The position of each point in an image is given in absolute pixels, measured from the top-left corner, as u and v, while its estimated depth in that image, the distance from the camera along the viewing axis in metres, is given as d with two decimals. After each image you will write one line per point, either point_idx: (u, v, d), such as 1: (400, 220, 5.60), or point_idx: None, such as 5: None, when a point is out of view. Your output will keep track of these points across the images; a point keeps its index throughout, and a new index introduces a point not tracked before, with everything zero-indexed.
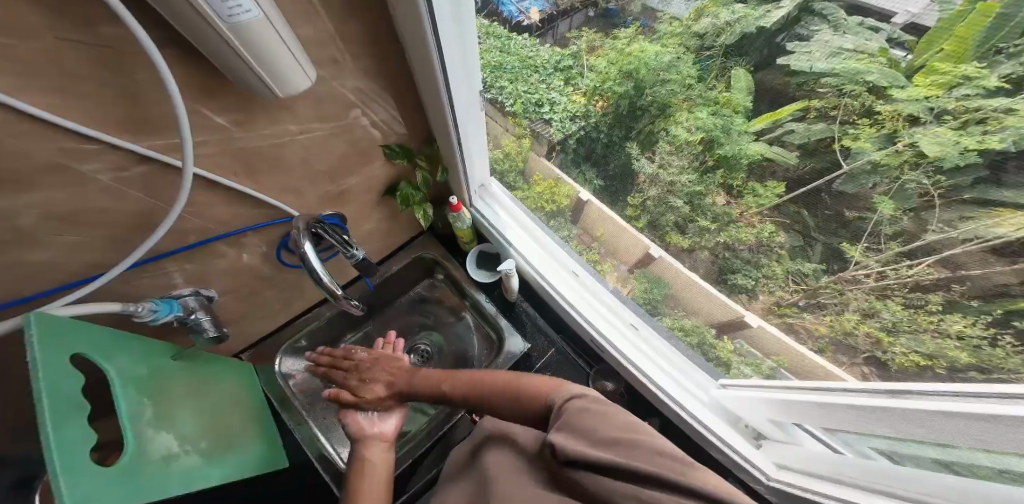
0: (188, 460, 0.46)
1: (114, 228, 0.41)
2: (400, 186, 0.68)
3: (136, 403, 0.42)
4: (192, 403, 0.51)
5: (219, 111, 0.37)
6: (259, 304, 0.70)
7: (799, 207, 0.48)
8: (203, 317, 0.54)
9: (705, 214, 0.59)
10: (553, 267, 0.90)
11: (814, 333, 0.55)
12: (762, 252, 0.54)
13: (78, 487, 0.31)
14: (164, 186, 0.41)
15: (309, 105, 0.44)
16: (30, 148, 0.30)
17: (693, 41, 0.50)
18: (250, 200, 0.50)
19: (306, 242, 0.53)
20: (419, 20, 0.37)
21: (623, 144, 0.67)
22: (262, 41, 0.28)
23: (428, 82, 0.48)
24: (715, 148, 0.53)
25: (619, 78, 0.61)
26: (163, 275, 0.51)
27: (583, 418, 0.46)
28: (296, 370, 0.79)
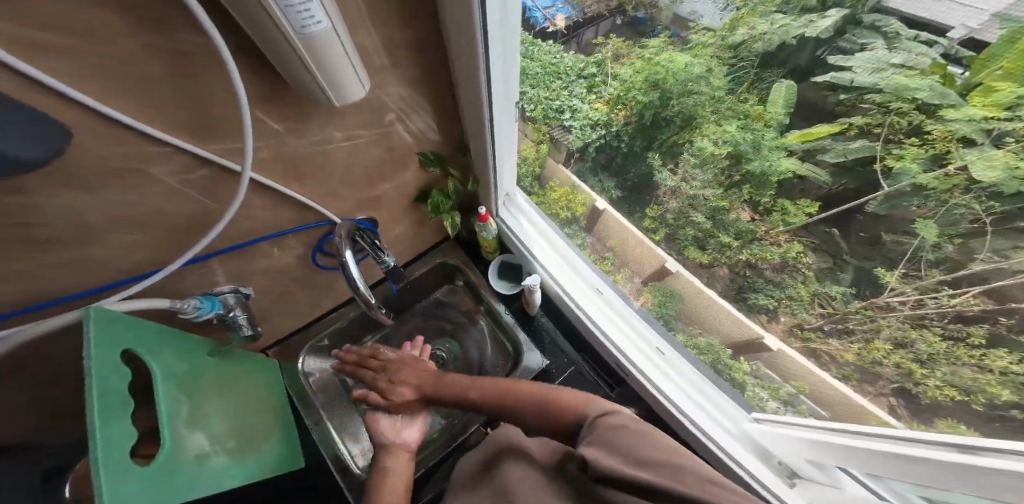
0: (217, 461, 0.46)
1: (169, 227, 0.42)
2: (431, 194, 0.68)
3: (174, 398, 0.43)
4: (222, 400, 0.51)
5: (274, 117, 0.38)
6: (291, 302, 0.72)
7: (830, 228, 0.58)
8: (240, 314, 0.55)
9: (729, 231, 0.68)
10: (575, 282, 0.87)
11: (839, 358, 0.59)
12: (790, 272, 0.63)
13: (117, 484, 0.31)
14: (220, 189, 0.42)
15: (355, 112, 0.44)
16: (103, 150, 0.31)
17: (724, 51, 0.61)
18: (293, 203, 0.51)
19: (346, 250, 0.54)
20: (472, 34, 0.37)
21: (644, 154, 0.75)
22: (329, 51, 0.28)
23: (468, 93, 0.48)
24: (743, 165, 0.63)
25: (638, 89, 0.69)
26: (207, 272, 0.52)
27: (619, 436, 0.45)
28: (318, 369, 0.80)
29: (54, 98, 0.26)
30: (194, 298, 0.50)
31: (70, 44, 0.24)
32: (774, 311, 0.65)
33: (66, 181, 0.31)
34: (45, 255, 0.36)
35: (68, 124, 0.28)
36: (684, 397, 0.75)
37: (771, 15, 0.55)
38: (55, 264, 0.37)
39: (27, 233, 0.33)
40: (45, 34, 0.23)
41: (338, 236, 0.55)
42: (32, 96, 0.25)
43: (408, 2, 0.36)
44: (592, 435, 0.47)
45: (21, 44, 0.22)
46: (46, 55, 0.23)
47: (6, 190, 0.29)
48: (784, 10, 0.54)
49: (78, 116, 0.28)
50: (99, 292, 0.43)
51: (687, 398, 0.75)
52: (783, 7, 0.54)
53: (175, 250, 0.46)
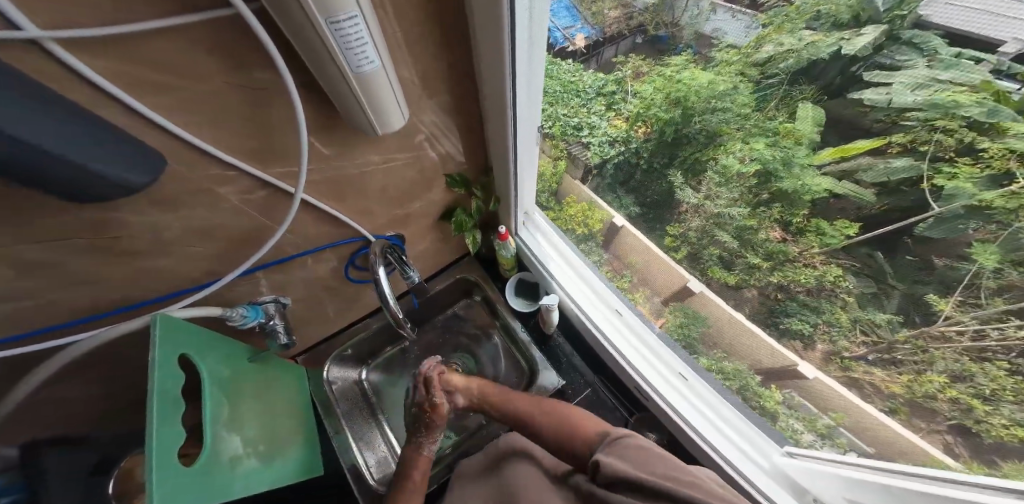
0: (248, 464, 0.48)
1: (226, 242, 0.47)
2: (455, 212, 0.70)
3: (217, 403, 0.46)
4: (255, 403, 0.54)
5: (324, 142, 0.42)
6: (322, 312, 0.75)
7: (874, 250, 0.55)
8: (278, 323, 0.59)
9: (758, 251, 0.66)
10: (593, 301, 0.87)
11: (884, 389, 0.54)
12: (828, 297, 0.60)
13: (166, 487, 0.34)
14: (275, 208, 0.46)
15: (392, 137, 0.48)
16: (181, 171, 0.35)
17: (751, 69, 0.59)
18: (334, 219, 0.55)
19: (379, 267, 0.57)
20: (501, 62, 0.39)
21: (665, 171, 0.74)
22: (378, 86, 0.31)
23: (495, 117, 0.50)
24: (773, 182, 0.62)
25: (664, 107, 0.70)
26: (252, 282, 0.56)
27: (639, 452, 0.49)
28: (340, 377, 0.82)
29: (152, 128, 0.30)
30: (240, 306, 0.54)
31: (170, 82, 0.28)
32: (811, 339, 0.62)
33: (152, 200, 0.36)
34: (126, 262, 0.41)
35: (159, 149, 0.32)
36: (703, 420, 0.73)
37: (799, 31, 0.53)
38: (129, 269, 0.42)
39: (115, 243, 0.38)
40: (151, 73, 0.27)
41: (373, 253, 0.58)
42: (133, 124, 0.29)
43: (447, 36, 0.39)
44: (612, 445, 0.51)
45: (128, 80, 0.27)
46: (150, 92, 0.28)
47: (107, 205, 0.34)
48: (814, 26, 0.52)
49: (166, 142, 0.32)
50: (165, 299, 0.48)
51: (700, 414, 0.74)
52: (813, 23, 0.52)
53: (230, 263, 0.50)
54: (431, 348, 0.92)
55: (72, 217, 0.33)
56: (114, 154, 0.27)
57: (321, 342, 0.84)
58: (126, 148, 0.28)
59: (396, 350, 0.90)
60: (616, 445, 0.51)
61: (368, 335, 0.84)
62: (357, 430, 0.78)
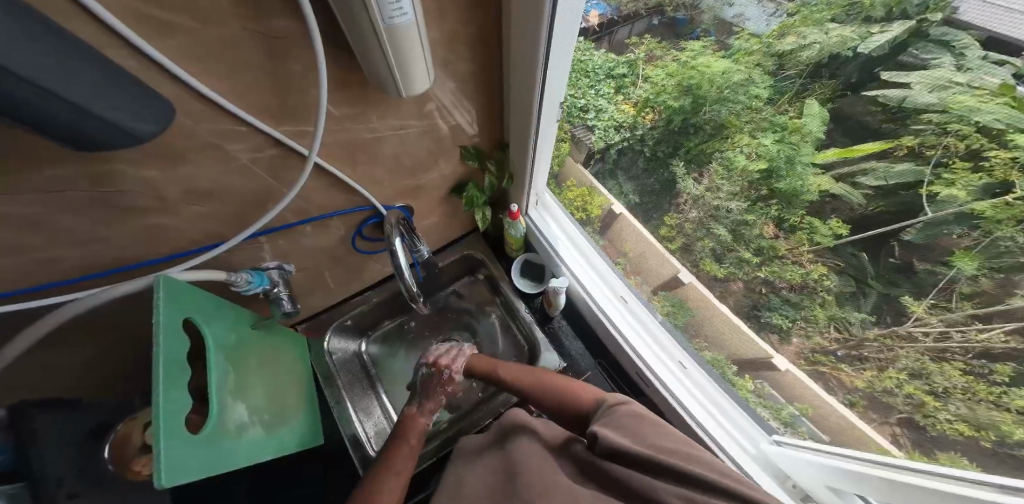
0: (253, 432, 0.48)
1: (232, 203, 0.45)
2: (466, 187, 0.69)
3: (223, 369, 0.45)
4: (261, 374, 0.54)
5: (341, 103, 0.39)
6: (324, 281, 0.74)
7: (858, 250, 0.53)
8: (282, 290, 0.58)
9: (749, 246, 0.64)
10: (601, 288, 0.86)
11: (848, 384, 0.59)
12: (805, 294, 0.60)
13: (171, 455, 0.33)
14: (285, 171, 0.44)
15: (409, 102, 0.45)
16: (191, 123, 0.33)
17: (770, 60, 0.53)
18: (344, 187, 0.53)
19: (395, 237, 0.57)
20: (536, 37, 0.36)
21: (669, 161, 0.70)
22: (408, 43, 0.29)
23: (519, 91, 0.47)
24: (771, 183, 0.58)
25: (681, 97, 0.64)
26: (256, 247, 0.55)
27: (635, 423, 0.50)
28: (340, 348, 0.82)
29: (164, 76, 0.28)
30: (244, 271, 0.53)
31: (183, 23, 0.26)
32: (786, 332, 0.64)
33: (160, 152, 0.34)
34: (128, 218, 0.39)
35: (169, 97, 0.30)
36: (695, 403, 0.76)
37: (826, 24, 0.47)
38: (129, 225, 0.40)
39: (114, 197, 0.36)
40: (163, 11, 0.25)
41: (388, 224, 0.58)
42: (140, 68, 0.27)
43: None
44: (606, 419, 0.51)
45: (139, 18, 0.24)
46: (161, 33, 0.26)
47: (113, 155, 0.32)
48: (842, 19, 0.46)
49: (176, 89, 0.30)
50: (168, 260, 0.47)
51: (694, 399, 0.76)
52: (842, 15, 0.46)
53: (236, 225, 0.48)
54: (431, 324, 0.93)
55: (75, 166, 0.31)
56: (136, 109, 0.27)
57: (321, 311, 0.83)
58: (137, 99, 0.27)
59: (395, 324, 0.90)
60: (611, 418, 0.51)
61: (369, 308, 0.83)
62: (356, 401, 0.79)
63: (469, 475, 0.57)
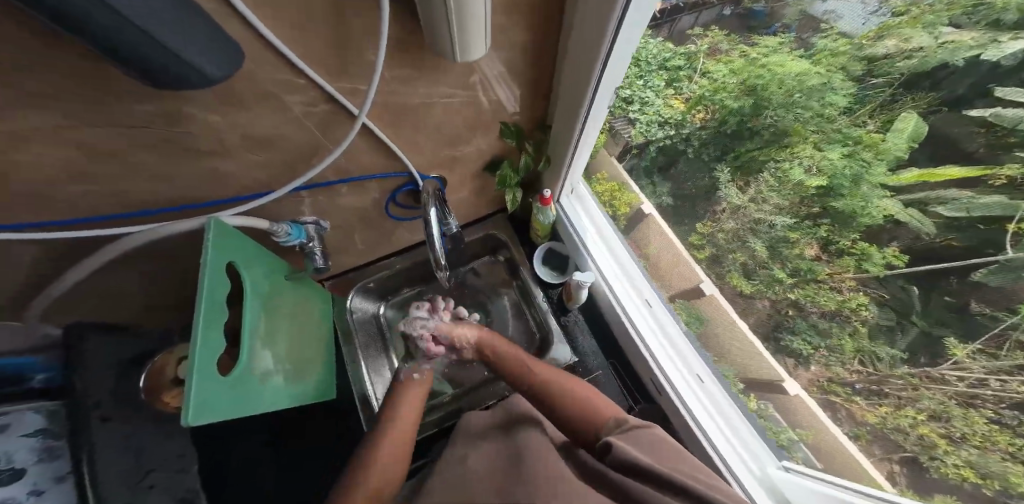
0: (274, 381, 0.49)
1: (279, 154, 0.45)
2: (501, 165, 0.66)
3: (255, 317, 0.46)
4: (287, 325, 0.55)
5: (399, 64, 0.37)
6: (353, 242, 0.75)
7: (910, 283, 0.47)
8: (317, 246, 0.58)
9: (785, 266, 0.59)
10: (627, 288, 0.83)
11: (857, 417, 0.57)
12: (839, 321, 0.55)
13: (201, 394, 0.34)
14: (333, 128, 0.43)
15: (463, 69, 0.43)
16: (254, 71, 0.32)
17: (858, 64, 0.46)
18: (386, 150, 0.52)
19: (433, 206, 0.57)
20: (605, 21, 0.32)
21: (713, 165, 0.66)
22: (472, 8, 0.27)
23: (576, 74, 0.43)
24: (828, 200, 0.52)
25: (744, 97, 0.58)
26: (296, 200, 0.55)
27: (658, 447, 0.48)
28: (360, 307, 0.84)
29: (237, 22, 0.27)
30: (284, 222, 0.53)
31: None
32: (806, 359, 0.60)
33: (222, 98, 0.34)
34: (185, 159, 0.40)
35: (238, 43, 0.29)
36: (708, 417, 0.71)
37: (940, 27, 0.39)
38: (181, 166, 0.41)
39: (173, 138, 0.36)
40: None
41: (425, 192, 0.57)
42: (216, 11, 0.26)
43: None
44: (626, 435, 0.50)
45: None
46: None
47: (179, 98, 0.31)
48: (962, 23, 0.38)
49: (245, 36, 0.29)
50: (215, 205, 0.48)
51: (710, 412, 0.72)
52: (964, 19, 0.37)
53: (280, 176, 0.48)
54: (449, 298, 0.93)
55: (143, 102, 0.31)
56: (213, 51, 0.26)
57: (347, 270, 0.86)
58: (214, 39, 0.26)
59: (413, 292, 0.90)
60: (633, 436, 0.50)
61: (390, 274, 0.84)
62: (370, 362, 0.80)
63: (471, 453, 0.54)
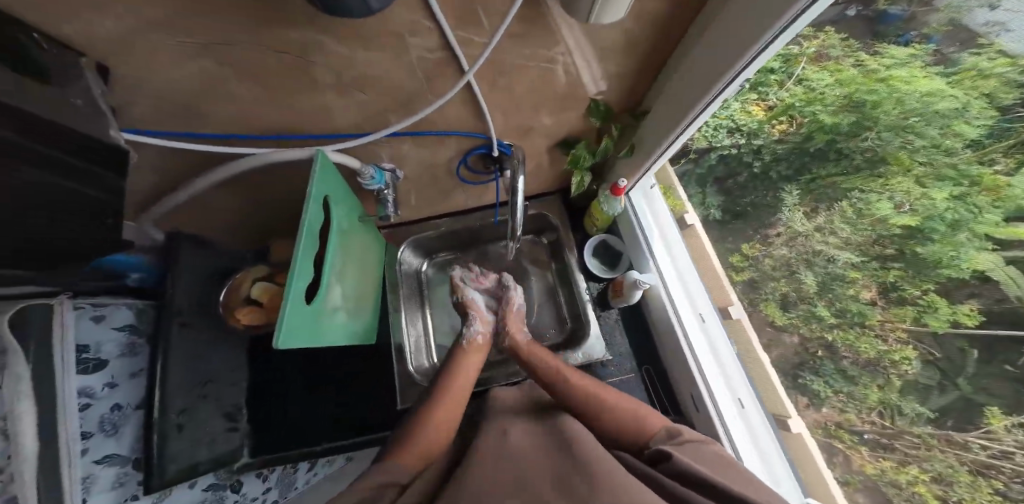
0: (339, 316, 0.53)
1: (384, 96, 0.47)
2: (576, 145, 0.65)
3: (334, 255, 0.50)
4: (354, 266, 0.59)
5: (523, 20, 0.37)
6: (415, 193, 0.79)
7: (970, 347, 0.47)
8: (390, 194, 0.66)
9: (833, 306, 0.60)
10: (683, 298, 0.80)
11: (855, 465, 0.59)
12: (872, 371, 0.56)
13: (290, 319, 0.37)
14: (438, 76, 0.45)
15: (576, 39, 0.42)
16: (395, 13, 0.33)
17: (1010, 92, 0.37)
18: (474, 104, 0.53)
19: (519, 178, 0.54)
20: (783, 12, 0.28)
21: (779, 184, 0.65)
22: None
23: (712, 60, 0.39)
24: (913, 244, 0.50)
25: (844, 113, 0.52)
26: (381, 144, 0.58)
27: (716, 463, 0.45)
28: (409, 261, 0.90)
29: None
30: (370, 165, 0.60)
31: None
32: (822, 400, 0.63)
33: (356, 35, 0.35)
34: (305, 86, 0.42)
35: None
36: (738, 432, 0.70)
37: None
38: (298, 93, 0.43)
39: (302, 64, 0.39)
40: None
41: (512, 165, 0.55)
42: None
43: None
44: (683, 447, 0.48)
45: None
46: None
47: (325, 26, 0.33)
48: None
49: None
50: (322, 138, 0.53)
51: (744, 431, 0.71)
52: None
53: (378, 117, 0.51)
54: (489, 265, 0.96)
55: (296, 26, 0.33)
56: None
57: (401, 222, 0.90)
58: None
59: (449, 257, 0.96)
60: (690, 449, 0.47)
61: (436, 235, 0.88)
62: (408, 312, 0.88)
63: (512, 427, 0.56)
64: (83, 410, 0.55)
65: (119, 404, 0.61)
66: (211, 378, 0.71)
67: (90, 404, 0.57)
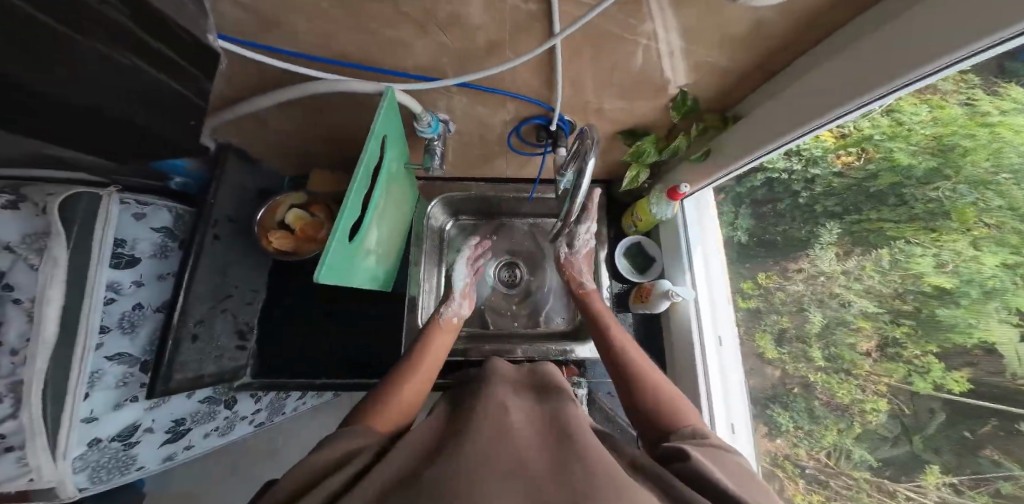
0: (370, 259, 0.55)
1: (463, 43, 0.44)
2: (643, 137, 0.61)
3: (379, 199, 0.50)
4: (389, 213, 0.59)
5: None
6: (459, 152, 0.77)
7: (941, 410, 0.45)
8: (439, 144, 0.63)
9: (825, 347, 0.58)
10: (709, 315, 0.77)
11: (787, 494, 0.62)
12: (839, 415, 0.55)
13: (332, 252, 0.38)
14: (524, 33, 0.41)
15: (688, 16, 0.38)
16: None
17: None
18: (551, 71, 0.50)
19: (592, 157, 0.45)
20: (983, 36, 0.24)
21: (820, 219, 0.60)
22: None
23: (867, 72, 0.33)
24: (934, 305, 0.45)
25: (925, 156, 0.44)
26: (444, 93, 0.56)
27: (733, 466, 0.38)
28: (438, 217, 0.90)
29: None
30: (429, 113, 0.58)
31: None
32: (781, 431, 0.65)
33: None
34: (387, 18, 0.39)
35: None
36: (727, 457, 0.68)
37: None
38: (378, 24, 0.41)
39: None
40: None
41: (590, 132, 0.46)
42: None
43: None
44: (696, 445, 0.41)
45: None
46: None
47: None
48: None
49: None
50: (391, 75, 0.50)
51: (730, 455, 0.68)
52: None
53: (449, 63, 0.48)
54: (517, 239, 0.95)
55: None
56: None
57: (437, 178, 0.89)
58: None
59: (471, 222, 0.94)
60: (704, 448, 0.40)
61: (468, 197, 0.87)
62: (428, 266, 0.87)
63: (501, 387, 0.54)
64: (109, 303, 0.60)
65: (141, 303, 0.66)
66: (231, 294, 0.71)
67: (115, 299, 0.61)
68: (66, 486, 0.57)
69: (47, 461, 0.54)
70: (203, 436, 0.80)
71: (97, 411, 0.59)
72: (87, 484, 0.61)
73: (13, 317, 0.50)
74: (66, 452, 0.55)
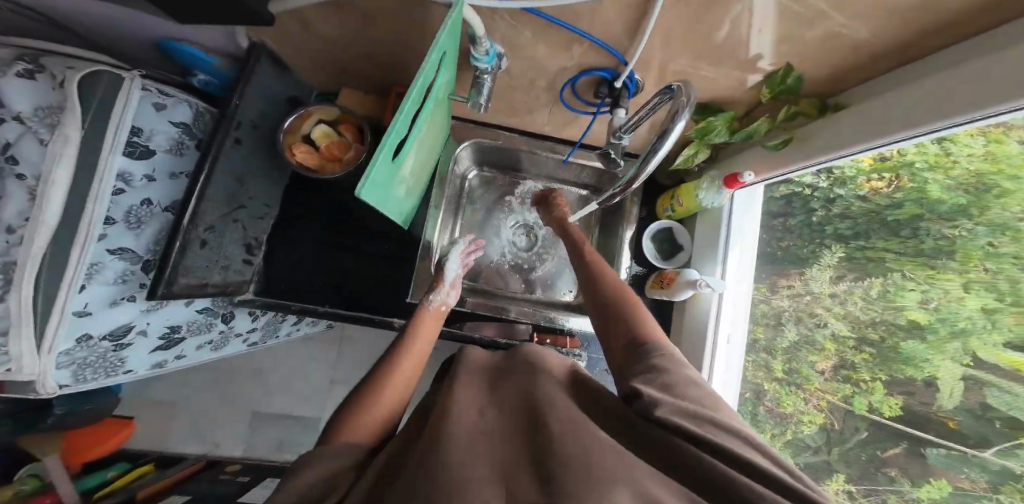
0: (403, 187, 0.51)
1: None
2: (720, 114, 0.59)
3: (424, 122, 0.45)
4: (427, 138, 0.54)
5: None
6: (504, 97, 0.71)
7: (867, 429, 0.57)
8: (488, 81, 0.57)
9: (787, 361, 0.68)
10: (728, 313, 0.73)
11: None
12: (777, 422, 0.69)
13: (377, 166, 0.34)
14: None
15: None
16: None
17: None
18: (639, 18, 0.44)
19: (682, 118, 0.41)
20: None
21: (826, 242, 0.65)
22: None
23: (988, 88, 0.31)
24: (901, 336, 0.53)
25: (959, 192, 0.46)
26: (510, 23, 0.50)
27: (683, 385, 0.37)
28: (463, 159, 0.85)
29: None
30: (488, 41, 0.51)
31: None
32: None
33: None
34: None
35: None
36: None
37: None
38: None
39: None
40: None
41: (680, 92, 0.43)
42: None
43: None
44: (649, 367, 0.40)
45: None
46: None
47: None
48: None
49: None
50: None
51: None
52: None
53: None
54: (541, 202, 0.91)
55: None
56: None
57: (465, 118, 0.83)
58: None
59: (492, 176, 0.91)
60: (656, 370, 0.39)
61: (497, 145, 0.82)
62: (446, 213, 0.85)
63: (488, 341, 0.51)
64: (116, 195, 0.56)
65: (150, 199, 0.61)
66: (245, 204, 0.68)
67: (124, 190, 0.57)
68: (46, 382, 0.59)
69: (27, 353, 0.54)
70: (196, 348, 0.82)
71: (91, 306, 0.58)
72: (68, 382, 0.63)
73: (13, 193, 0.48)
74: (52, 347, 0.56)
